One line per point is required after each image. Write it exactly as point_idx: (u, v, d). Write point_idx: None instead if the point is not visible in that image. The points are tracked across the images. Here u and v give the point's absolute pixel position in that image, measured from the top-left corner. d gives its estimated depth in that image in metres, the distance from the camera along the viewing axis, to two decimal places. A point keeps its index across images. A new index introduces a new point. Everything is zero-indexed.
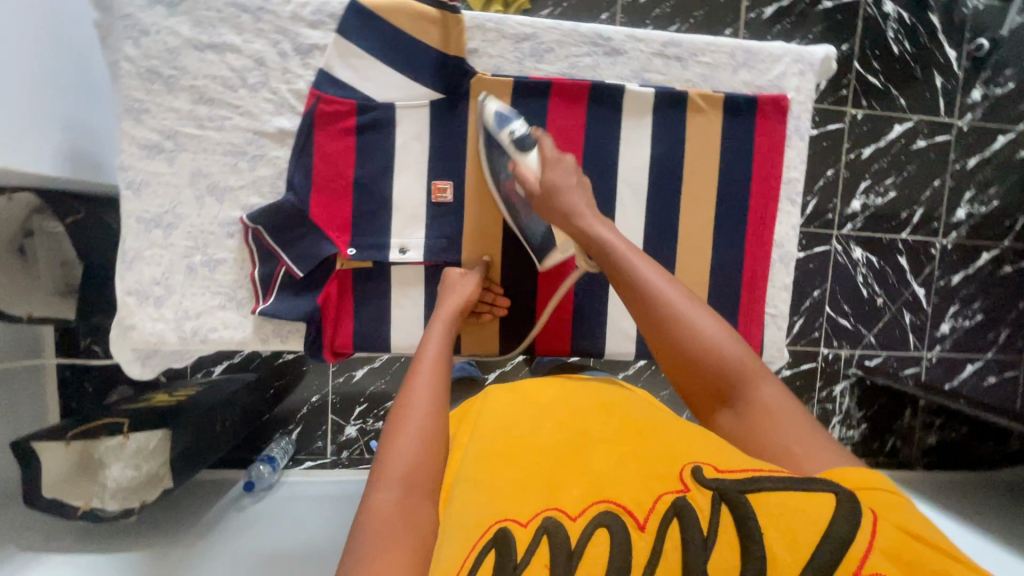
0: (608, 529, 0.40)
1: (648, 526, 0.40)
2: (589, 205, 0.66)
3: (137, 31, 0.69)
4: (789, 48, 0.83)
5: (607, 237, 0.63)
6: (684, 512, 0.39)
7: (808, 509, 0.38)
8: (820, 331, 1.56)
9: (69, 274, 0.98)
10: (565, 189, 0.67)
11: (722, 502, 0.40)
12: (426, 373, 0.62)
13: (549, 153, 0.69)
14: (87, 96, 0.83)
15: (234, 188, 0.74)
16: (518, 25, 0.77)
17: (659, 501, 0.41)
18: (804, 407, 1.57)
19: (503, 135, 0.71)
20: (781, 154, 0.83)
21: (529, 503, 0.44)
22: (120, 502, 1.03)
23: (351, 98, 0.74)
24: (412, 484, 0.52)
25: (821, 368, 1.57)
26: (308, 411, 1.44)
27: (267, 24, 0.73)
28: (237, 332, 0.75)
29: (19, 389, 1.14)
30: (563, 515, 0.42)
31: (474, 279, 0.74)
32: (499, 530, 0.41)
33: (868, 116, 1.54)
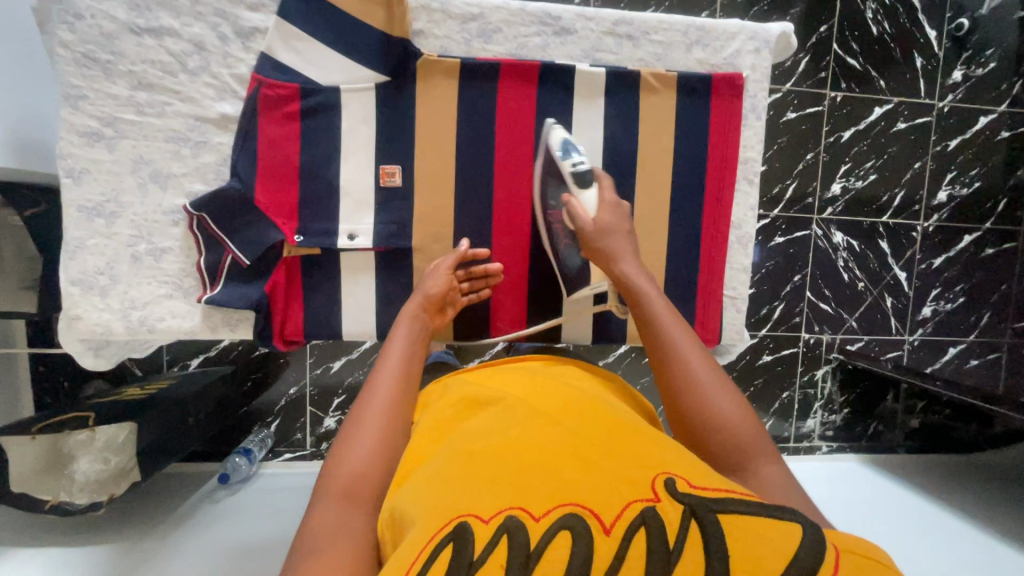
0: (571, 532, 0.38)
1: (614, 532, 0.38)
2: (630, 251, 0.69)
3: (72, 15, 0.68)
4: (744, 24, 0.81)
5: (644, 286, 0.66)
6: (652, 525, 0.38)
7: (776, 536, 0.36)
8: (801, 316, 1.56)
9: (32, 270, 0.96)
10: (616, 229, 0.70)
11: (691, 518, 0.38)
12: (385, 375, 0.63)
13: (609, 195, 0.72)
14: (28, 83, 0.81)
15: (178, 175, 0.73)
16: (464, 5, 0.75)
17: (627, 508, 0.39)
18: (786, 392, 1.56)
19: (565, 165, 0.73)
20: (738, 134, 0.82)
21: (492, 498, 0.41)
22: (89, 496, 1.02)
23: (295, 82, 0.73)
24: (354, 489, 0.51)
25: (803, 353, 1.57)
26: (286, 404, 1.44)
27: (206, 7, 0.71)
28: (185, 321, 0.75)
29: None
30: (526, 515, 0.39)
31: (445, 270, 0.73)
32: (459, 526, 0.38)
33: (847, 98, 1.52)
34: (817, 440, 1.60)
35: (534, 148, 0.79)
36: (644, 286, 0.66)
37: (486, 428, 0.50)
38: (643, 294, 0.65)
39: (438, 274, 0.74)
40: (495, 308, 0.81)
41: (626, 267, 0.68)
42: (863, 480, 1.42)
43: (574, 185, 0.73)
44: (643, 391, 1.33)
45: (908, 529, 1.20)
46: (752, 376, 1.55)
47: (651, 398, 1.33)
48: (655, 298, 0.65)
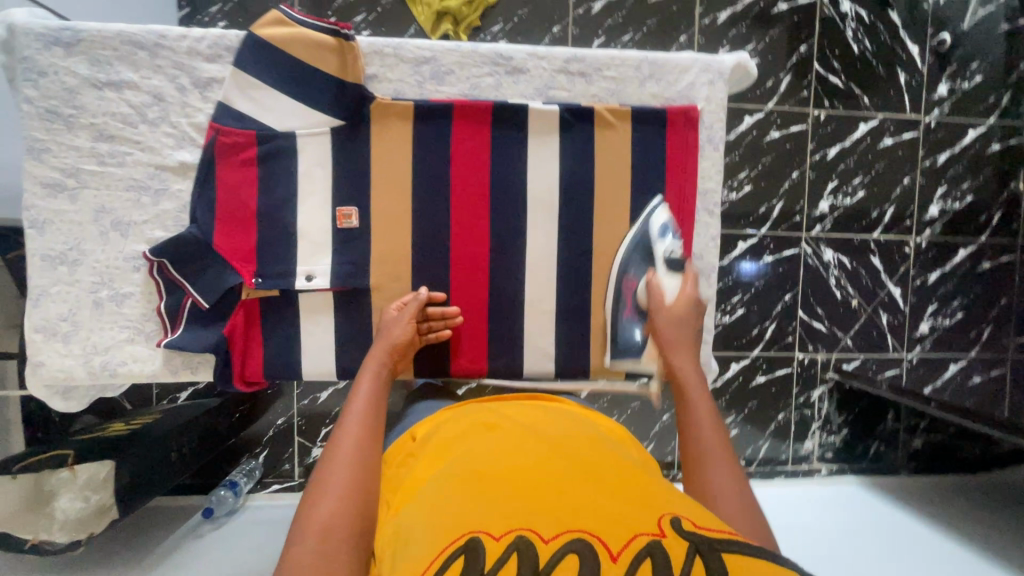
0: (578, 556, 0.38)
1: (620, 560, 0.38)
2: (688, 358, 0.72)
3: (36, 73, 0.71)
4: (697, 57, 0.82)
5: (690, 385, 0.68)
6: (655, 555, 0.37)
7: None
8: (794, 335, 1.53)
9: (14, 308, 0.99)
10: (681, 325, 0.74)
11: (697, 555, 0.37)
12: (353, 421, 0.64)
13: (689, 294, 0.77)
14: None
15: (138, 223, 0.75)
16: (416, 48, 0.77)
17: (635, 538, 0.39)
18: (782, 413, 1.53)
19: (659, 247, 0.79)
20: (695, 165, 0.82)
21: (505, 519, 0.42)
22: (69, 535, 1.02)
23: (251, 128, 0.75)
24: (327, 536, 0.51)
25: (797, 374, 1.54)
26: (275, 433, 1.46)
27: (165, 60, 0.74)
28: (146, 365, 0.75)
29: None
30: (536, 536, 0.40)
31: (408, 313, 0.74)
32: (469, 541, 0.40)
33: (831, 116, 1.52)
34: (816, 463, 1.54)
35: (491, 185, 0.79)
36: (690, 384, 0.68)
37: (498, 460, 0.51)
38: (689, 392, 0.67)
39: (394, 317, 0.75)
40: (458, 344, 0.81)
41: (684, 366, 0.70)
42: (849, 500, 1.41)
43: (663, 268, 0.79)
44: (635, 415, 1.31)
45: (907, 558, 1.15)
46: (747, 398, 1.53)
47: (641, 423, 1.31)
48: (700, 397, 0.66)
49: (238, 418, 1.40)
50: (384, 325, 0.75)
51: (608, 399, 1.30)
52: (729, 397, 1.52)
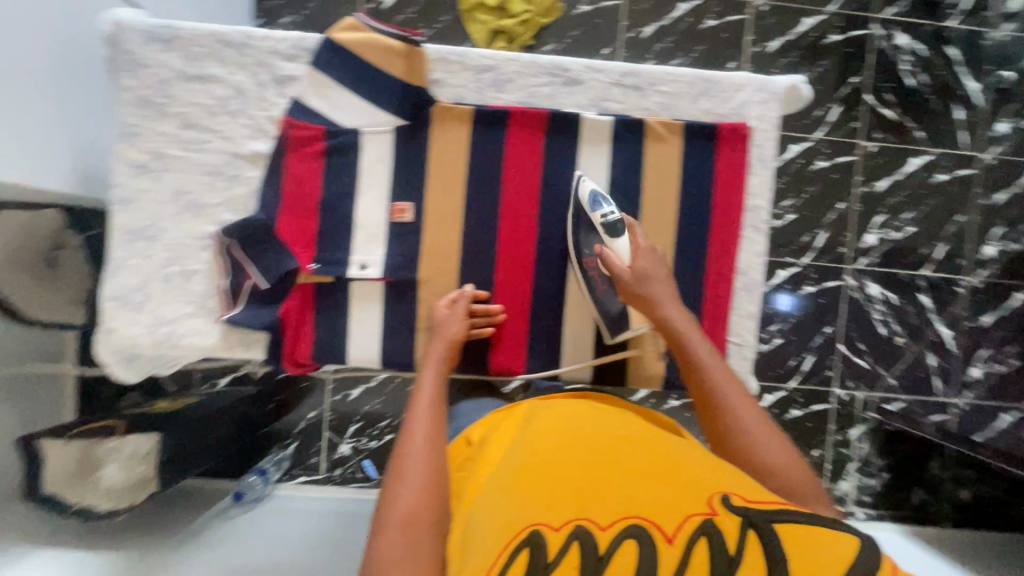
0: (636, 540, 0.44)
1: (675, 540, 0.44)
2: (670, 296, 0.73)
3: (135, 64, 0.78)
4: (751, 77, 0.83)
5: (683, 326, 0.72)
6: (711, 535, 0.43)
7: (827, 543, 0.42)
8: (833, 369, 1.49)
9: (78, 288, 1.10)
10: (654, 275, 0.73)
11: (750, 528, 0.43)
12: (421, 414, 0.65)
13: (642, 243, 0.74)
14: (79, 111, 0.92)
15: (211, 205, 0.80)
16: (479, 56, 0.81)
17: (687, 519, 0.45)
18: (816, 450, 1.49)
19: (596, 216, 0.74)
20: (744, 181, 0.83)
21: (560, 508, 0.47)
22: (111, 502, 1.07)
23: (321, 124, 0.80)
24: (414, 524, 0.54)
25: (835, 411, 1.49)
26: (304, 427, 1.52)
27: (249, 58, 0.80)
28: (205, 339, 0.80)
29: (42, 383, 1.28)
30: (593, 525, 0.45)
31: (461, 312, 0.76)
32: (532, 534, 0.45)
33: (882, 149, 1.50)
34: (852, 505, 1.50)
35: (540, 189, 0.82)
36: (684, 328, 0.72)
37: (546, 445, 0.55)
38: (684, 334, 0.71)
39: (452, 314, 0.77)
40: (498, 342, 0.83)
41: (672, 314, 0.72)
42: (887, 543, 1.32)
43: (606, 235, 0.74)
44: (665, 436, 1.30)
45: None
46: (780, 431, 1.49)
47: None
48: (693, 334, 0.71)
49: (272, 407, 1.48)
50: (437, 322, 0.77)
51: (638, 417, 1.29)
52: None
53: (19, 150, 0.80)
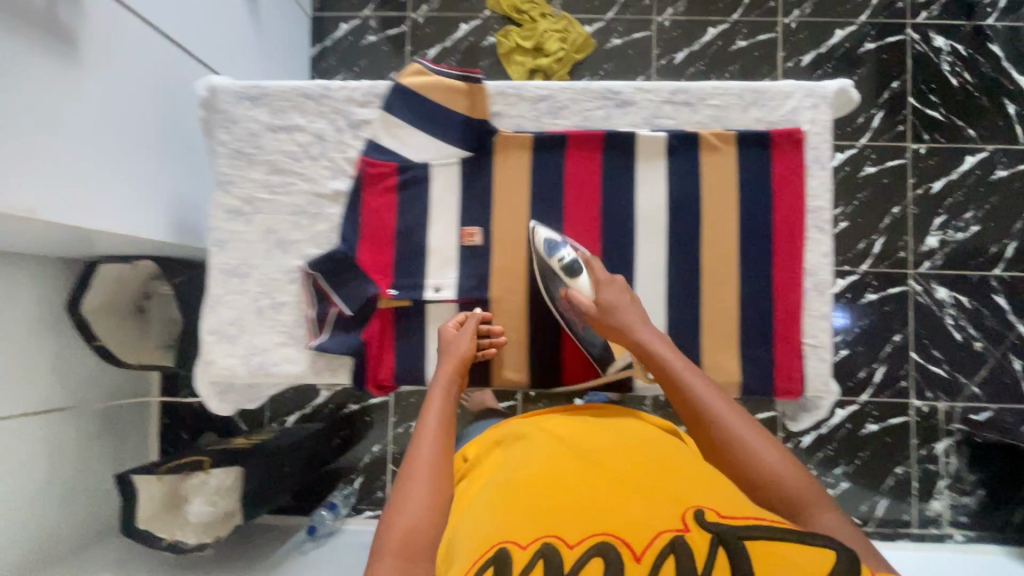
0: (602, 557, 0.48)
1: (644, 558, 0.48)
2: (642, 320, 0.76)
3: (229, 121, 0.88)
4: (799, 84, 0.85)
5: (660, 350, 0.73)
6: (679, 551, 0.48)
7: (802, 561, 0.46)
8: (908, 379, 1.43)
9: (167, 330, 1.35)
10: (621, 304, 0.76)
11: (720, 545, 0.48)
12: (428, 440, 0.69)
13: (603, 276, 0.79)
14: (176, 170, 1.04)
15: (298, 241, 0.87)
16: (535, 88, 0.86)
17: (657, 537, 0.50)
18: (901, 468, 1.43)
19: (554, 262, 0.79)
20: (803, 184, 0.84)
21: (532, 529, 0.53)
22: (199, 536, 1.18)
23: (393, 161, 0.87)
24: (405, 551, 0.59)
25: (916, 424, 1.43)
26: (369, 460, 1.58)
27: (327, 107, 0.88)
28: (295, 366, 0.85)
29: (119, 419, 1.44)
30: (562, 543, 0.51)
31: (468, 336, 0.78)
32: (501, 552, 0.50)
33: (933, 150, 1.48)
34: (948, 528, 1.42)
35: (601, 205, 0.85)
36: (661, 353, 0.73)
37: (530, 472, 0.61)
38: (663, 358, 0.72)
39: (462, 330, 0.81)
40: (569, 355, 0.85)
41: (646, 338, 0.74)
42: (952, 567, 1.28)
43: (565, 277, 0.79)
44: None
45: None
46: (857, 449, 1.44)
47: None
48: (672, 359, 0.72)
49: (336, 443, 1.51)
50: (446, 343, 0.79)
51: None
52: (835, 445, 1.46)
53: (124, 198, 0.91)
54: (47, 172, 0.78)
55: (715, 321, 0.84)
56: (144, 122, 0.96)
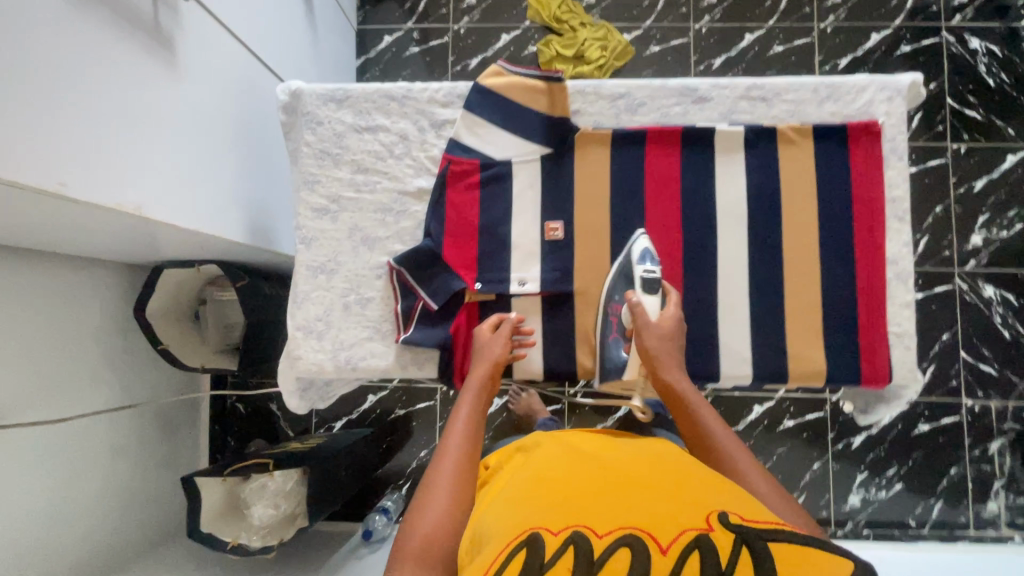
0: (630, 548, 0.48)
1: (669, 552, 0.48)
2: (675, 358, 0.77)
3: (315, 123, 0.90)
4: (873, 78, 0.87)
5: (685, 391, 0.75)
6: (704, 547, 0.48)
7: (827, 566, 0.46)
8: (958, 379, 1.48)
9: (229, 333, 1.39)
10: (665, 337, 0.78)
11: (744, 546, 0.48)
12: (454, 445, 0.71)
13: (670, 309, 0.79)
14: (252, 172, 1.07)
15: (383, 238, 0.89)
16: (614, 87, 0.89)
17: (683, 534, 0.50)
18: (954, 468, 1.47)
19: (637, 270, 0.80)
20: (882, 175, 0.85)
21: (561, 518, 0.53)
22: (262, 540, 1.22)
23: (475, 158, 0.88)
24: (425, 551, 0.60)
25: (967, 423, 1.47)
26: (416, 466, 1.60)
27: (410, 107, 0.90)
28: (382, 360, 0.87)
29: (172, 421, 1.46)
30: (591, 532, 0.51)
31: (501, 341, 0.81)
32: (530, 538, 0.50)
33: (972, 149, 1.51)
34: (1005, 528, 1.46)
35: (680, 198, 0.87)
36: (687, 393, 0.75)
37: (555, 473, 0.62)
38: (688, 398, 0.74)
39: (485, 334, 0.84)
40: None
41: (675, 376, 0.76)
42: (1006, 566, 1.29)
43: (641, 287, 0.79)
44: (779, 462, 1.50)
45: None
46: (909, 449, 1.49)
47: (792, 465, 1.50)
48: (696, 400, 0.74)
49: (385, 448, 1.56)
50: (480, 347, 0.82)
51: (750, 443, 1.51)
52: (887, 446, 1.49)
53: (210, 199, 0.94)
54: (148, 170, 0.80)
55: (799, 312, 0.85)
56: (224, 126, 0.98)
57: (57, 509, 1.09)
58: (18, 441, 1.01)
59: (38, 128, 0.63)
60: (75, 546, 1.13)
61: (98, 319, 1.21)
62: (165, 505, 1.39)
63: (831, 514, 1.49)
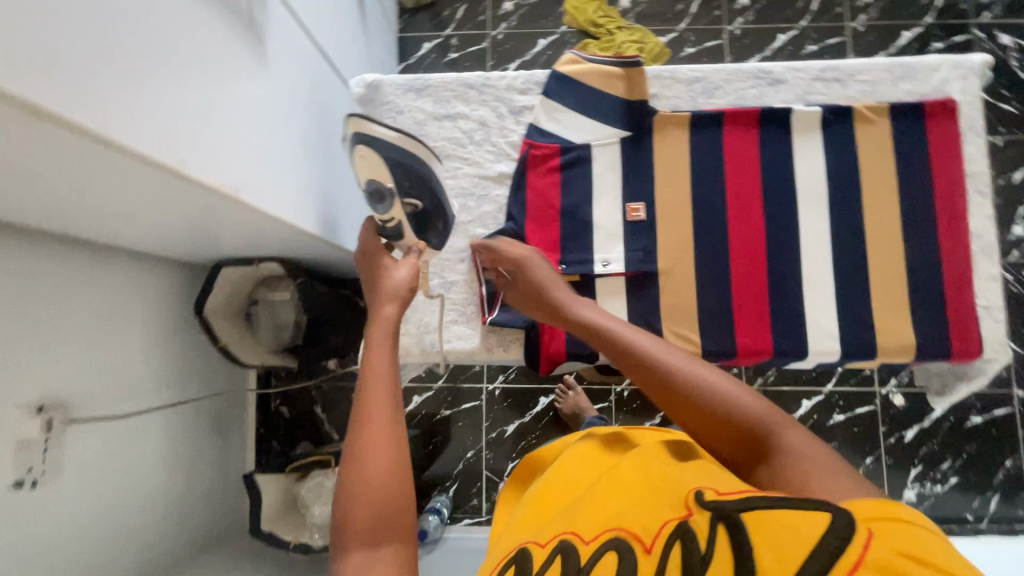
0: (615, 551, 0.48)
1: (653, 550, 0.47)
2: (577, 300, 0.73)
3: (395, 111, 0.92)
4: (944, 58, 0.89)
5: (603, 322, 0.67)
6: (685, 536, 0.45)
7: (801, 525, 0.40)
8: (1009, 370, 1.47)
9: (280, 333, 1.39)
10: (548, 283, 0.76)
11: (719, 522, 0.44)
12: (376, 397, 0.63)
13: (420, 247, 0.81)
14: (321, 167, 1.08)
15: (465, 223, 0.91)
16: (689, 71, 0.91)
17: (664, 527, 0.48)
18: (1009, 460, 1.45)
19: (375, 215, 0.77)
20: (961, 150, 0.86)
21: (555, 530, 0.55)
22: (325, 537, 1.19)
23: (555, 142, 0.90)
24: (381, 514, 0.56)
25: (1020, 415, 1.46)
26: (463, 467, 1.55)
27: (489, 95, 0.92)
28: (467, 343, 0.87)
29: (227, 425, 1.46)
30: (578, 539, 0.52)
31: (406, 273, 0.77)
32: (523, 554, 0.53)
33: (1010, 142, 1.53)
34: None
35: (761, 176, 0.88)
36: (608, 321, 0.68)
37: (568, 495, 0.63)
38: (606, 329, 0.66)
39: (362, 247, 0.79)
40: (740, 327, 0.85)
41: (588, 314, 0.70)
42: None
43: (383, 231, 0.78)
44: None
45: None
46: (963, 442, 1.46)
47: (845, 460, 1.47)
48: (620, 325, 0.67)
49: (430, 449, 1.56)
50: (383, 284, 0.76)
51: None
52: (941, 438, 1.47)
53: (292, 189, 0.95)
54: (243, 153, 0.80)
55: (883, 288, 0.85)
56: (298, 119, 0.99)
57: (123, 507, 1.08)
58: (92, 435, 1.01)
59: (160, 102, 0.64)
60: (135, 547, 1.11)
61: (159, 313, 1.20)
62: (217, 510, 1.37)
63: None
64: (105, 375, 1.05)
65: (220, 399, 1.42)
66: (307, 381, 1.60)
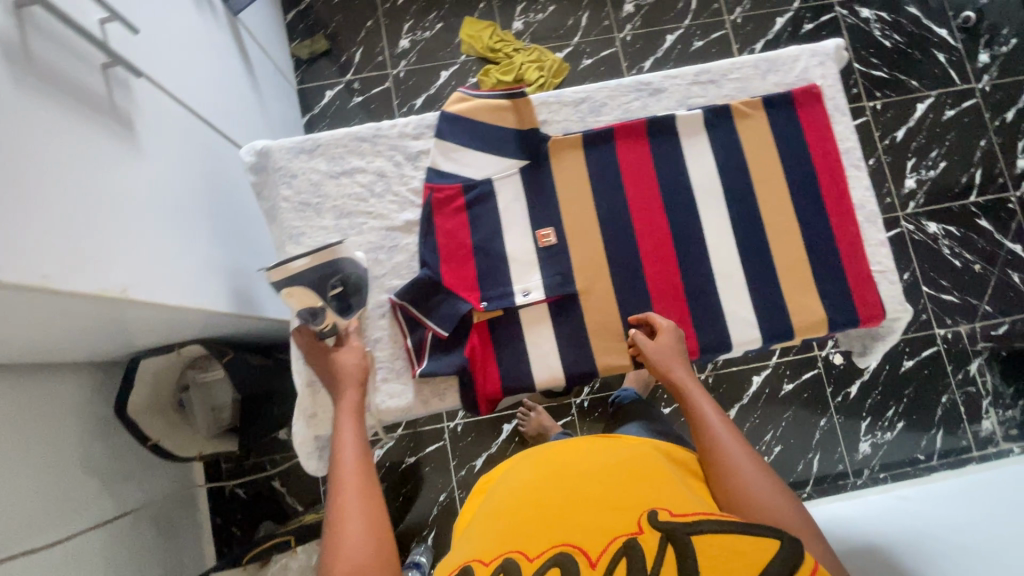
0: (559, 568, 0.50)
1: (599, 564, 0.50)
2: (684, 367, 0.79)
3: (288, 176, 0.90)
4: (802, 48, 0.95)
5: (694, 394, 0.75)
6: (631, 553, 0.49)
7: (746, 550, 0.46)
8: (927, 312, 1.57)
9: (217, 415, 1.30)
10: (671, 348, 0.81)
11: (668, 542, 0.49)
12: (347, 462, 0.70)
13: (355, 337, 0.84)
14: (225, 241, 1.03)
15: (380, 277, 0.89)
16: (574, 93, 0.93)
17: (612, 543, 0.52)
18: (945, 396, 1.54)
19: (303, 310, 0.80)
20: (832, 131, 0.92)
21: (497, 546, 0.55)
22: None
23: (456, 182, 0.90)
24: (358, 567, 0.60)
25: (946, 352, 1.56)
26: (439, 511, 1.51)
27: (383, 145, 0.92)
28: (401, 399, 0.85)
29: (174, 522, 1.36)
30: (523, 556, 0.53)
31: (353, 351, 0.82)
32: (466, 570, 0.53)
33: (886, 104, 1.66)
34: (1004, 443, 1.52)
35: (659, 183, 0.91)
36: (695, 393, 0.75)
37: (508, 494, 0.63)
38: (694, 398, 0.74)
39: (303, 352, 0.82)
40: None
41: (682, 379, 0.77)
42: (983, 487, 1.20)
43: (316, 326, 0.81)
44: (789, 427, 1.52)
45: None
46: (902, 387, 1.55)
47: (802, 427, 1.52)
48: (703, 397, 0.74)
49: (402, 501, 1.51)
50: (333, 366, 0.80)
51: (758, 414, 1.53)
52: (882, 389, 1.55)
53: (195, 271, 0.90)
54: (126, 248, 0.75)
55: (790, 269, 0.89)
56: (190, 198, 0.95)
57: None
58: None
59: (10, 217, 0.59)
60: None
61: (74, 423, 1.11)
62: None
63: (848, 466, 1.51)
64: (19, 505, 0.95)
65: (160, 498, 1.32)
66: (259, 457, 1.53)
